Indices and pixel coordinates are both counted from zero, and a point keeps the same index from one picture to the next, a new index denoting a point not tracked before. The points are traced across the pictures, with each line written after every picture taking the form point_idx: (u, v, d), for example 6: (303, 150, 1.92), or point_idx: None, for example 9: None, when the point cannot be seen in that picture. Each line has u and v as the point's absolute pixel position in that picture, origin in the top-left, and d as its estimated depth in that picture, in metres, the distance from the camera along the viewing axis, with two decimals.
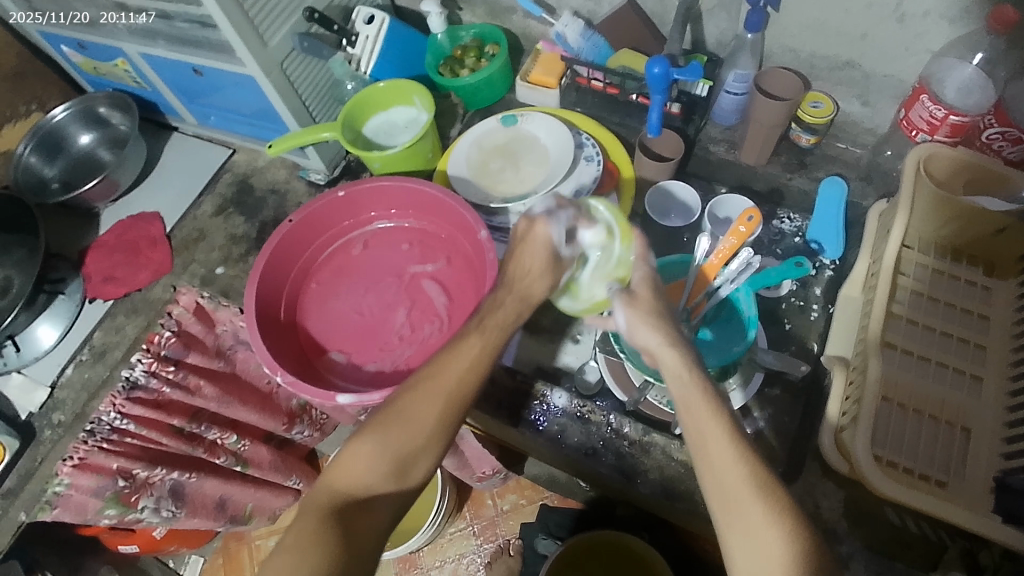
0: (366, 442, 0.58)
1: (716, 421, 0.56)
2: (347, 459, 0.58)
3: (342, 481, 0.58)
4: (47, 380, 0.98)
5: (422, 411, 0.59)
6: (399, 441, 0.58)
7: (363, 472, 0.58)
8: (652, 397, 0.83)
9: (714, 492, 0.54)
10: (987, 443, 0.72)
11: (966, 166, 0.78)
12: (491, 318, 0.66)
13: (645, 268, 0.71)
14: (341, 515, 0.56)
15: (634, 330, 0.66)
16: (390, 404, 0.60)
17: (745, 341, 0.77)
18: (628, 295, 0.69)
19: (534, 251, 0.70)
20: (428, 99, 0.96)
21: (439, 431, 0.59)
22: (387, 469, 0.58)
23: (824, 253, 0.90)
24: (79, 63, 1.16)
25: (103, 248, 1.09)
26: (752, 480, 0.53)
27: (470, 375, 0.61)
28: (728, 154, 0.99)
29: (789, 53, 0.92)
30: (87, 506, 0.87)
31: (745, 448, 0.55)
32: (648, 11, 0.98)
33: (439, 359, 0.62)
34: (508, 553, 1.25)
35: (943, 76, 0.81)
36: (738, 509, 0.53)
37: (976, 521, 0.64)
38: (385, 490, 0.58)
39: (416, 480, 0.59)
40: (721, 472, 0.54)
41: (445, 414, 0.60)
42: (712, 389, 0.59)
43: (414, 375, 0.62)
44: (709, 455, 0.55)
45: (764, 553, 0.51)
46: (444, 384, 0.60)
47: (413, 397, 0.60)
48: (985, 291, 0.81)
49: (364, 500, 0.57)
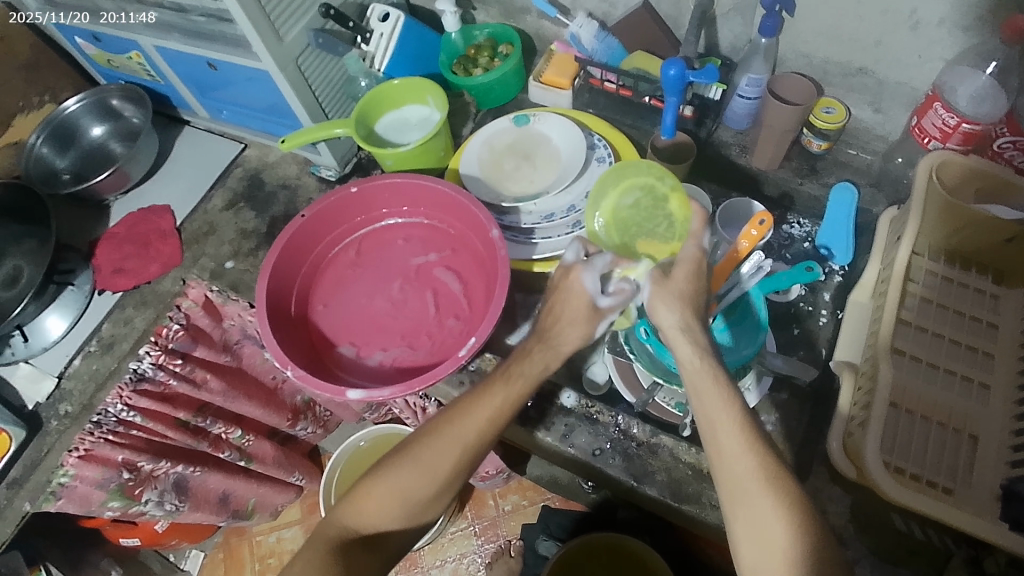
0: (379, 484, 0.62)
1: (730, 413, 0.57)
2: (359, 499, 0.63)
3: (355, 517, 0.63)
4: (55, 370, 0.98)
5: (438, 460, 0.62)
6: (409, 487, 0.62)
7: (375, 510, 0.62)
8: (660, 398, 0.86)
9: (725, 484, 0.55)
10: (994, 450, 0.72)
11: (976, 174, 0.78)
12: (519, 367, 0.66)
13: (696, 247, 0.67)
14: (349, 548, 0.61)
15: (654, 310, 0.65)
16: (408, 446, 0.63)
17: (754, 344, 0.77)
18: (662, 274, 0.67)
19: (570, 301, 0.68)
20: (441, 98, 0.97)
21: (455, 477, 0.63)
22: (395, 514, 0.62)
23: (833, 259, 0.90)
24: (93, 55, 1.17)
25: (113, 240, 1.09)
26: (760, 473, 0.54)
27: (490, 427, 0.63)
28: (740, 157, 0.99)
29: (802, 59, 0.92)
30: (92, 497, 0.88)
31: (756, 440, 0.55)
32: (663, 13, 0.98)
33: (465, 403, 0.64)
34: (509, 554, 1.24)
35: (955, 85, 0.80)
36: (747, 501, 0.54)
37: (982, 526, 0.64)
38: (393, 526, 0.63)
39: (423, 519, 0.64)
40: (733, 467, 0.55)
41: (461, 464, 0.62)
42: (723, 379, 0.59)
43: (436, 420, 0.64)
44: (721, 450, 0.56)
45: (768, 542, 0.52)
46: (462, 435, 0.62)
47: (429, 444, 0.62)
48: (993, 299, 0.81)
49: (374, 533, 0.63)
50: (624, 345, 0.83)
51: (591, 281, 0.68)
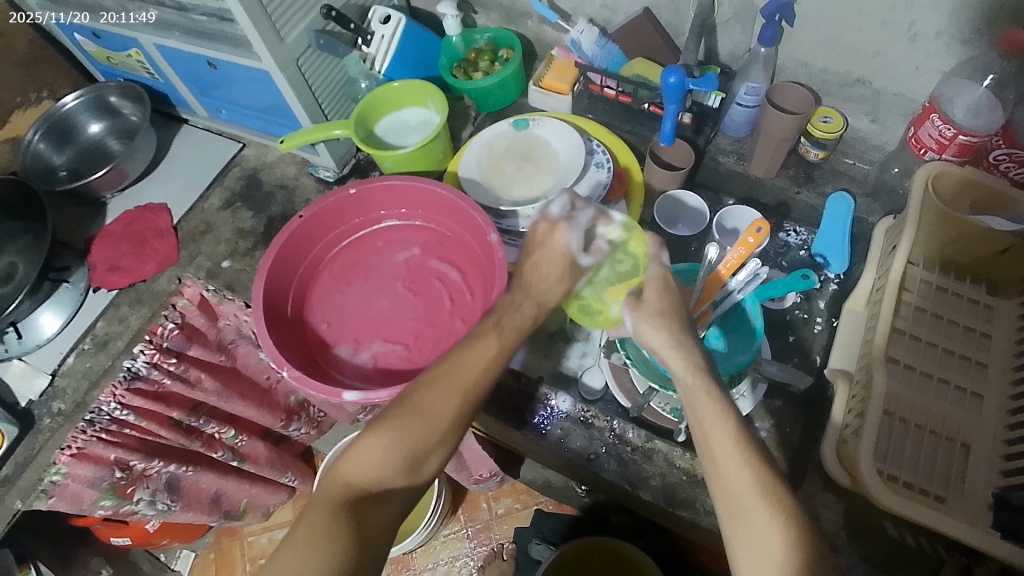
0: (381, 437, 0.58)
1: (723, 426, 0.55)
2: (359, 452, 0.58)
3: (356, 473, 0.57)
4: (49, 368, 0.97)
5: (438, 407, 0.59)
6: (412, 439, 0.58)
7: (376, 466, 0.57)
8: (655, 404, 0.84)
9: (723, 500, 0.54)
10: (986, 460, 0.72)
11: (969, 185, 0.79)
12: (508, 319, 0.66)
13: (660, 266, 0.68)
14: (355, 507, 0.55)
15: (641, 333, 0.65)
16: (404, 398, 0.60)
17: (750, 350, 0.77)
18: (635, 298, 0.67)
19: (552, 257, 0.70)
20: (441, 100, 0.97)
21: (457, 424, 0.60)
22: (400, 466, 0.58)
23: (829, 267, 0.91)
24: (92, 52, 1.16)
25: (109, 237, 1.09)
26: (757, 487, 0.53)
27: (485, 375, 0.62)
28: (737, 166, 1.00)
29: (801, 68, 0.93)
30: (83, 496, 0.87)
31: (751, 454, 0.54)
32: (663, 21, 0.99)
33: (455, 352, 0.62)
34: (501, 557, 1.26)
35: (953, 97, 0.81)
36: (743, 517, 0.52)
37: (974, 534, 0.64)
38: (397, 484, 0.58)
39: (426, 475, 0.60)
40: (729, 481, 0.53)
41: (462, 410, 0.60)
42: (716, 393, 0.58)
43: (431, 370, 0.62)
44: (718, 464, 0.55)
45: (766, 559, 0.50)
46: (461, 379, 0.60)
47: (428, 394, 0.60)
48: (987, 309, 0.82)
49: (377, 493, 0.57)
50: (621, 351, 0.83)
51: (574, 240, 0.71)
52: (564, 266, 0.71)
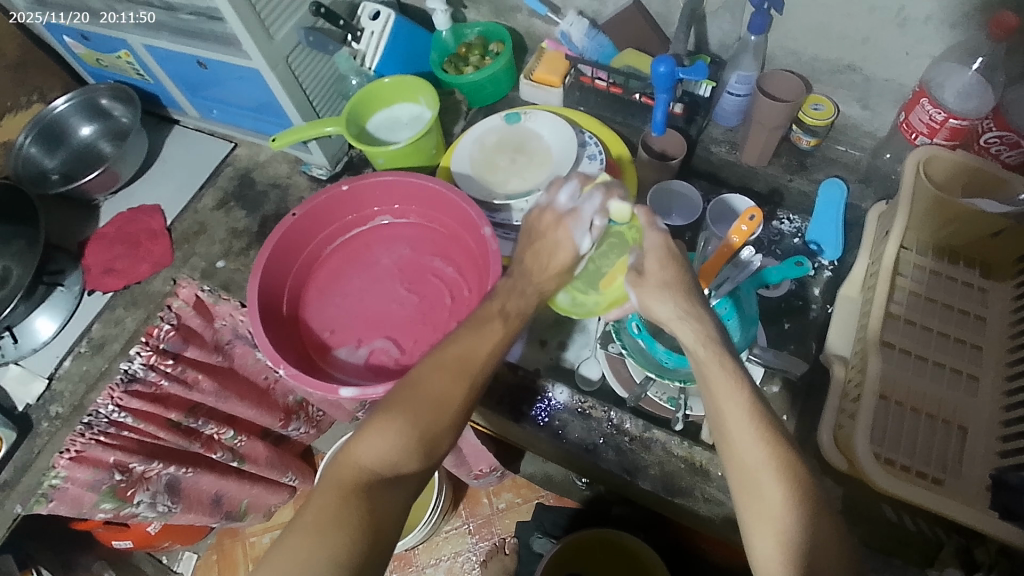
0: (392, 419, 0.59)
1: (737, 397, 0.56)
2: (370, 435, 0.58)
3: (367, 457, 0.57)
4: (45, 372, 0.97)
5: (446, 387, 0.61)
6: (423, 420, 0.59)
7: (387, 448, 0.58)
8: (653, 394, 0.85)
9: (736, 471, 0.55)
10: (983, 441, 0.73)
11: (964, 169, 0.79)
12: (511, 304, 0.69)
13: (658, 233, 0.69)
14: (368, 491, 0.56)
15: (647, 307, 0.67)
16: (413, 380, 0.61)
17: (747, 337, 0.80)
18: (638, 273, 0.69)
19: (555, 250, 0.73)
20: (433, 96, 0.97)
21: (463, 409, 0.61)
22: (411, 448, 0.58)
23: (823, 254, 0.91)
24: (81, 54, 1.16)
25: (103, 240, 1.09)
26: (770, 460, 0.53)
27: (490, 358, 0.64)
28: (730, 155, 1.00)
29: (791, 56, 0.93)
30: (83, 499, 0.87)
31: (765, 428, 0.55)
32: (653, 12, 0.99)
33: (458, 339, 0.64)
34: (503, 551, 1.26)
35: (942, 81, 0.81)
36: (755, 490, 0.53)
37: (973, 515, 0.64)
38: (408, 468, 0.58)
39: (437, 459, 0.60)
40: (742, 454, 0.54)
41: (469, 393, 0.62)
42: (730, 363, 0.59)
43: (438, 353, 0.63)
44: (731, 438, 0.56)
45: (775, 530, 0.51)
46: (468, 363, 0.62)
47: (437, 375, 0.61)
48: (981, 292, 0.82)
49: (387, 478, 0.57)
50: (617, 340, 0.84)
51: (576, 238, 0.73)
52: (564, 261, 0.73)
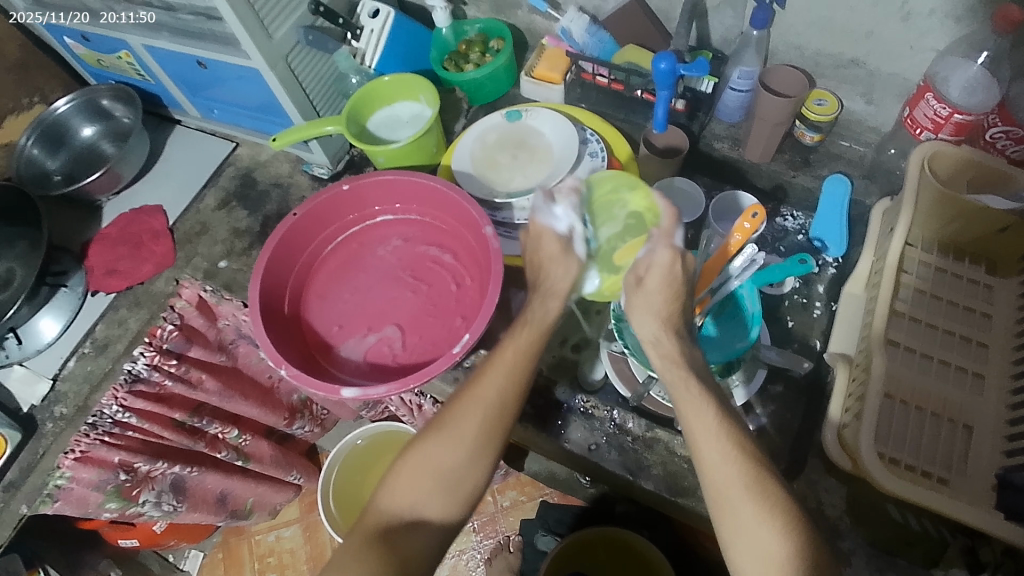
0: (411, 461, 0.61)
1: (705, 415, 0.60)
2: (393, 481, 0.61)
3: (389, 501, 0.61)
4: (49, 372, 0.97)
5: (464, 423, 0.62)
6: (440, 459, 0.61)
7: (409, 492, 0.60)
8: (655, 393, 0.84)
9: (710, 490, 0.58)
10: (988, 440, 0.72)
11: (970, 165, 0.78)
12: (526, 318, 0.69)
13: (669, 246, 0.66)
14: (387, 536, 0.59)
15: (633, 317, 0.67)
16: (433, 419, 0.64)
17: (748, 337, 0.76)
18: (636, 281, 0.67)
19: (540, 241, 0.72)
20: (432, 93, 0.96)
21: (482, 445, 0.62)
22: (432, 490, 0.60)
23: (827, 251, 0.90)
24: (82, 55, 1.16)
25: (106, 240, 1.09)
26: (742, 477, 0.56)
27: (511, 383, 0.64)
28: (733, 152, 0.99)
29: (794, 51, 0.92)
30: (88, 499, 0.88)
31: (735, 448, 0.58)
32: (654, 7, 0.98)
33: (479, 372, 0.65)
34: (508, 550, 1.23)
35: (948, 75, 0.80)
36: (728, 507, 0.56)
37: (979, 517, 0.64)
38: (432, 510, 0.60)
39: (466, 497, 0.61)
40: (712, 474, 0.57)
41: (488, 427, 0.62)
42: (695, 386, 0.62)
43: (458, 389, 0.65)
44: (701, 456, 0.59)
45: (763, 549, 0.54)
46: (486, 395, 0.63)
47: (453, 412, 0.63)
48: (987, 289, 0.81)
49: (411, 521, 0.60)
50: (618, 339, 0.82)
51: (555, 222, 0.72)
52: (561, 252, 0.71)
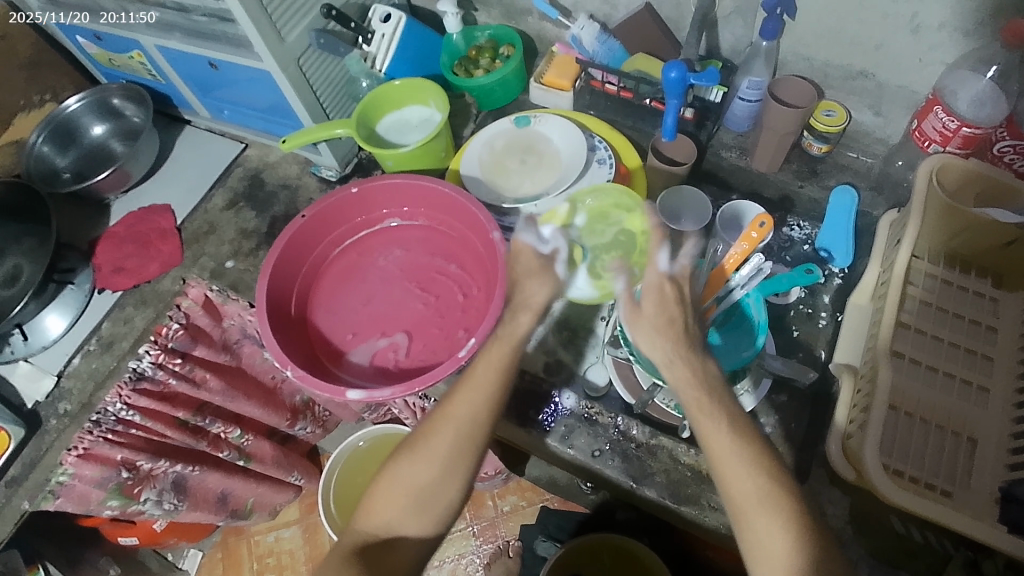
0: (387, 482, 0.64)
1: (721, 433, 0.60)
2: (372, 502, 0.65)
3: (370, 520, 0.64)
4: (55, 369, 0.97)
5: (436, 446, 0.64)
6: (415, 482, 0.64)
7: (385, 511, 0.64)
8: (660, 400, 0.84)
9: (729, 503, 0.59)
10: (992, 453, 0.72)
11: (977, 178, 0.78)
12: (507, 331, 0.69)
13: (659, 271, 0.66)
14: (366, 553, 0.63)
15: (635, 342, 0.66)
16: (410, 441, 0.66)
17: (754, 346, 0.77)
18: (634, 307, 0.67)
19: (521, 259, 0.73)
20: (443, 99, 0.97)
21: (450, 466, 0.64)
22: (406, 510, 0.64)
23: (833, 262, 0.91)
24: (94, 54, 1.17)
25: (114, 238, 1.09)
26: (759, 493, 0.58)
27: (484, 404, 0.65)
28: (740, 160, 1.00)
29: (803, 61, 0.92)
30: (90, 496, 0.88)
31: (755, 464, 0.59)
32: (664, 16, 0.99)
33: (450, 394, 0.66)
34: (508, 555, 1.26)
35: (956, 88, 0.80)
36: (748, 520, 0.58)
37: (982, 530, 0.64)
38: (409, 528, 0.64)
39: (438, 516, 0.64)
40: (732, 488, 0.59)
41: (460, 449, 0.64)
42: (712, 402, 0.62)
43: (434, 411, 0.66)
44: (720, 470, 0.60)
45: (774, 558, 0.56)
46: (458, 418, 0.64)
47: (427, 435, 0.65)
48: (993, 302, 0.82)
49: (388, 538, 0.64)
50: (624, 346, 0.82)
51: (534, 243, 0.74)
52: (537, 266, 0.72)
